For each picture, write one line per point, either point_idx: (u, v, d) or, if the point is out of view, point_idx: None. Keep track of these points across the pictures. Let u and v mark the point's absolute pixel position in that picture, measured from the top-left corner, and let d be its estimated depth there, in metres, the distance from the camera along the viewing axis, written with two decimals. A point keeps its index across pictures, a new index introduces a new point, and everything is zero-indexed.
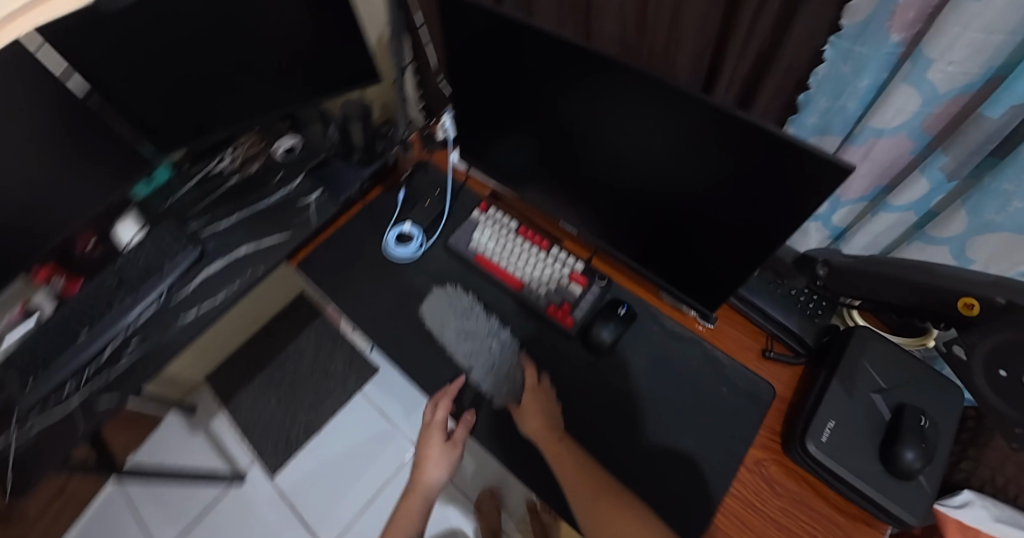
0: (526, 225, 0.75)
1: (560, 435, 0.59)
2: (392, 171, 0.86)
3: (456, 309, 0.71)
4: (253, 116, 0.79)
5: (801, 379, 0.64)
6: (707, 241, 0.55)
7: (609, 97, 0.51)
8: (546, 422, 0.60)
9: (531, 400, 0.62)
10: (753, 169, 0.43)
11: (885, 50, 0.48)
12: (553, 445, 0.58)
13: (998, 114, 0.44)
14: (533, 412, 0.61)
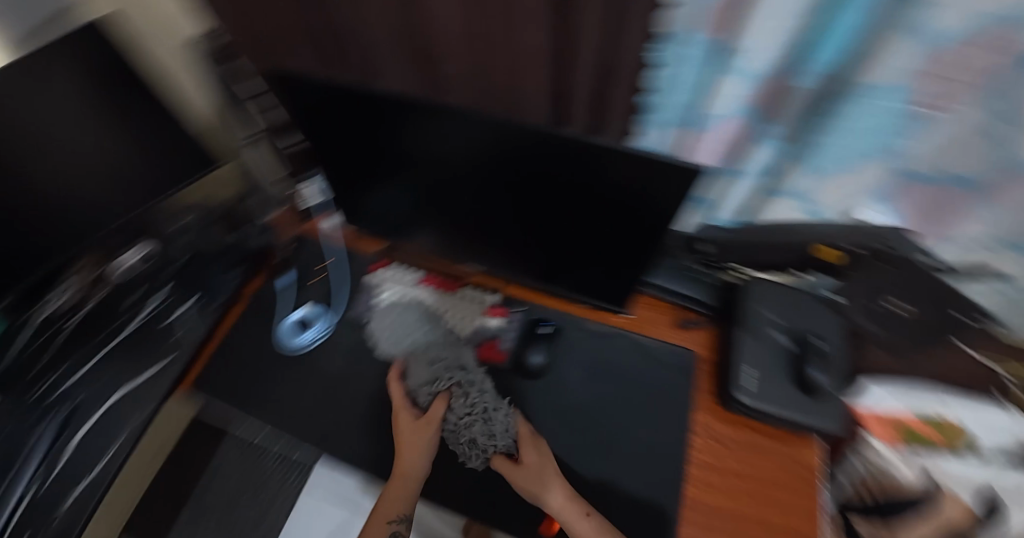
0: (430, 274, 0.76)
1: (572, 501, 0.53)
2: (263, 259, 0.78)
3: (398, 323, 0.70)
4: (93, 236, 0.67)
5: (713, 338, 0.70)
6: (595, 249, 0.59)
7: (469, 141, 0.51)
8: (563, 495, 0.53)
9: (535, 461, 0.56)
10: (632, 182, 0.46)
11: (700, 51, 0.52)
12: (569, 514, 0.52)
13: (807, 82, 0.51)
14: (543, 480, 0.54)
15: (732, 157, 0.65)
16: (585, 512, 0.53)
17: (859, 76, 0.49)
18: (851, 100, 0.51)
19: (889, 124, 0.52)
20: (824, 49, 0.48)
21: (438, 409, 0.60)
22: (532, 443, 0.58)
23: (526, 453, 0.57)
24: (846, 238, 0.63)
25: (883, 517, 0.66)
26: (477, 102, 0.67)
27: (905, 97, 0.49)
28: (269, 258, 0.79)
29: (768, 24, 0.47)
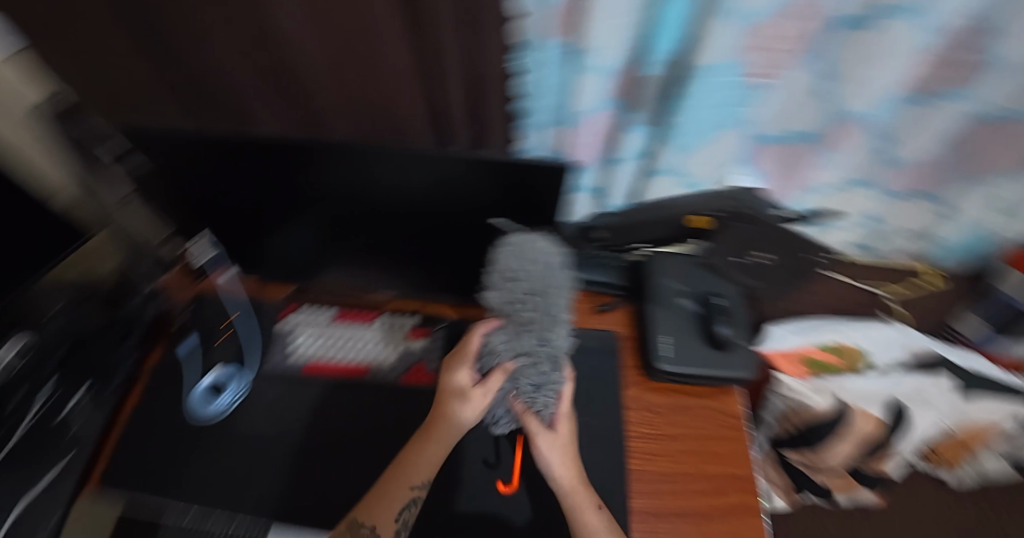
0: (346, 308, 0.75)
1: (585, 495, 0.52)
2: (159, 326, 0.74)
3: (520, 256, 0.48)
4: None
5: (629, 316, 0.75)
6: (494, 253, 0.63)
7: (356, 171, 0.55)
8: (576, 482, 0.53)
9: (568, 451, 0.53)
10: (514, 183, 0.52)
11: (555, 51, 0.56)
12: (580, 502, 0.52)
13: (655, 69, 0.54)
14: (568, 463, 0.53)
15: (608, 145, 0.67)
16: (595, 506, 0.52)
17: (692, 59, 0.52)
18: (693, 85, 0.55)
19: (731, 99, 0.56)
20: (659, 38, 0.52)
21: (489, 385, 0.50)
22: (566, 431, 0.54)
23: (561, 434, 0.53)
24: (711, 205, 0.67)
25: (808, 447, 0.77)
26: (360, 137, 0.69)
27: (736, 71, 0.54)
28: (168, 323, 0.75)
29: (606, 21, 0.50)
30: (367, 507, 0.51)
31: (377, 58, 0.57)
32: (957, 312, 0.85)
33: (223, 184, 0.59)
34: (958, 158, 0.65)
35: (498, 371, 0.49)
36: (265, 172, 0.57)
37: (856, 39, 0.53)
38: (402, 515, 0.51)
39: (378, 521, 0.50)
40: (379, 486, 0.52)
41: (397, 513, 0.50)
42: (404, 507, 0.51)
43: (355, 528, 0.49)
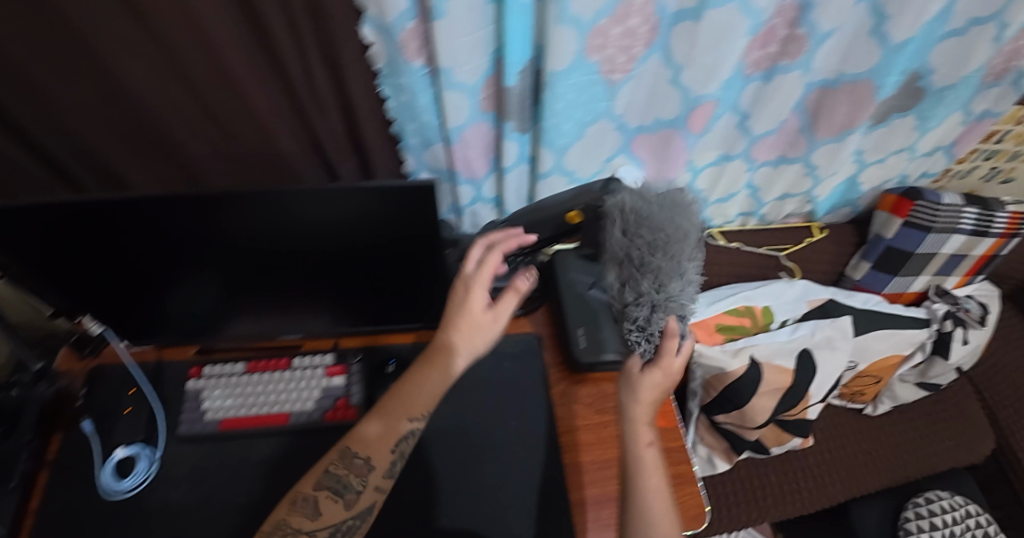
0: (254, 358, 0.72)
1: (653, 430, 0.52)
2: (60, 403, 0.71)
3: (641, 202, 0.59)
4: None
5: (546, 316, 0.80)
6: (397, 279, 0.64)
7: (269, 212, 0.53)
8: (647, 416, 0.52)
9: (658, 391, 0.53)
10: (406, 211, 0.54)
11: (417, 73, 0.55)
12: (639, 434, 0.51)
13: (514, 81, 0.56)
14: (645, 403, 0.52)
15: (492, 156, 0.68)
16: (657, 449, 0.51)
17: (547, 65, 0.55)
18: (551, 89, 0.57)
19: (591, 94, 0.60)
20: (512, 49, 0.53)
21: (506, 304, 0.53)
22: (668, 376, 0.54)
23: (655, 371, 0.53)
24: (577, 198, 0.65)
25: (735, 408, 0.80)
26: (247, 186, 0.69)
27: (590, 70, 0.57)
28: (68, 404, 0.71)
29: (458, 38, 0.51)
30: (358, 437, 0.53)
31: (245, 104, 0.58)
32: (851, 260, 0.95)
33: (113, 248, 0.56)
34: (808, 121, 0.72)
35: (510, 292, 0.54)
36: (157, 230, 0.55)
37: (682, 30, 0.56)
38: (398, 445, 0.53)
39: (372, 452, 0.52)
40: (376, 414, 0.55)
41: (394, 444, 0.53)
42: (400, 440, 0.53)
43: (347, 458, 0.52)
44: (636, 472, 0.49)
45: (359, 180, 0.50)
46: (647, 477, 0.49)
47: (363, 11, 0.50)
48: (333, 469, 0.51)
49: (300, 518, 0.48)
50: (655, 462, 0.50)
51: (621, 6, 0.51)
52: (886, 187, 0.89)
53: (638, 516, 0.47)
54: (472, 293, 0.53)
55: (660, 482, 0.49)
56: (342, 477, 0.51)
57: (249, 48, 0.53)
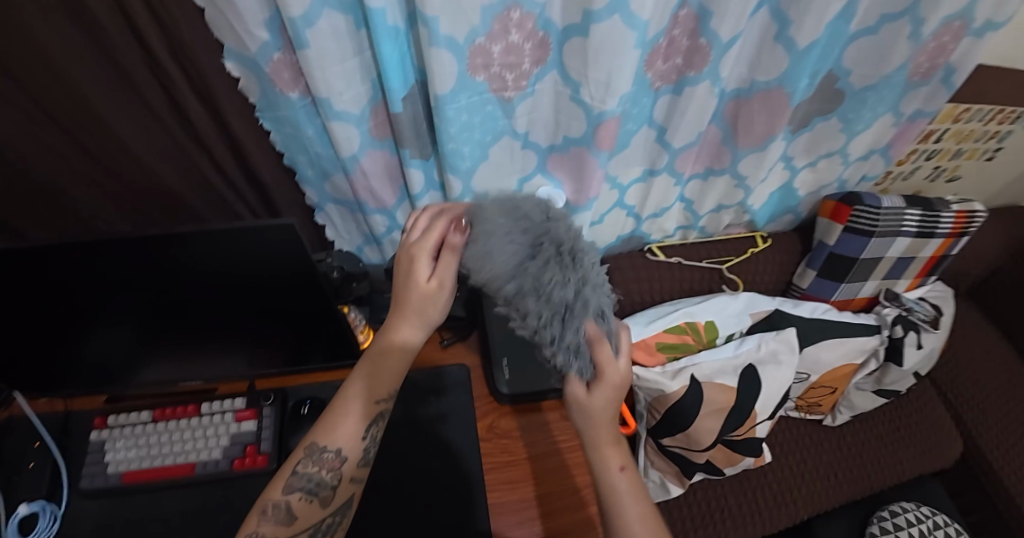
0: (164, 405, 0.67)
1: (615, 446, 0.48)
2: None
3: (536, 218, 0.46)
4: None
5: (475, 343, 0.77)
6: (300, 320, 0.61)
7: (201, 247, 0.49)
8: (608, 437, 0.48)
9: (603, 409, 0.47)
10: (293, 262, 0.51)
11: (297, 105, 0.53)
12: (607, 459, 0.47)
13: (400, 108, 0.54)
14: (602, 418, 0.47)
15: (399, 183, 0.66)
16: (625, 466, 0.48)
17: (431, 88, 0.53)
18: (440, 113, 0.55)
19: (486, 114, 0.60)
20: (389, 74, 0.50)
21: (445, 266, 0.45)
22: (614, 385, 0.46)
23: (601, 385, 0.46)
24: None
25: (680, 430, 0.77)
26: (147, 226, 0.65)
27: (479, 89, 0.56)
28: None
29: (328, 67, 0.49)
30: (325, 431, 0.47)
31: (125, 146, 0.55)
32: (798, 269, 0.93)
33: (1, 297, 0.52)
34: (728, 129, 0.71)
35: (447, 251, 0.45)
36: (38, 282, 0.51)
37: (572, 46, 0.55)
38: (369, 430, 0.49)
39: (341, 442, 0.47)
40: (339, 403, 0.49)
41: (364, 430, 0.48)
42: (371, 423, 0.49)
43: (316, 454, 0.46)
44: (612, 504, 0.46)
45: (239, 221, 0.47)
46: (625, 504, 0.46)
47: (223, 44, 0.47)
48: (301, 470, 0.46)
49: (272, 528, 0.43)
50: (628, 481, 0.47)
51: (496, 23, 0.51)
52: (826, 194, 0.88)
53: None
54: (415, 261, 0.45)
55: (636, 503, 0.46)
56: (313, 474, 0.46)
57: (114, 88, 0.50)
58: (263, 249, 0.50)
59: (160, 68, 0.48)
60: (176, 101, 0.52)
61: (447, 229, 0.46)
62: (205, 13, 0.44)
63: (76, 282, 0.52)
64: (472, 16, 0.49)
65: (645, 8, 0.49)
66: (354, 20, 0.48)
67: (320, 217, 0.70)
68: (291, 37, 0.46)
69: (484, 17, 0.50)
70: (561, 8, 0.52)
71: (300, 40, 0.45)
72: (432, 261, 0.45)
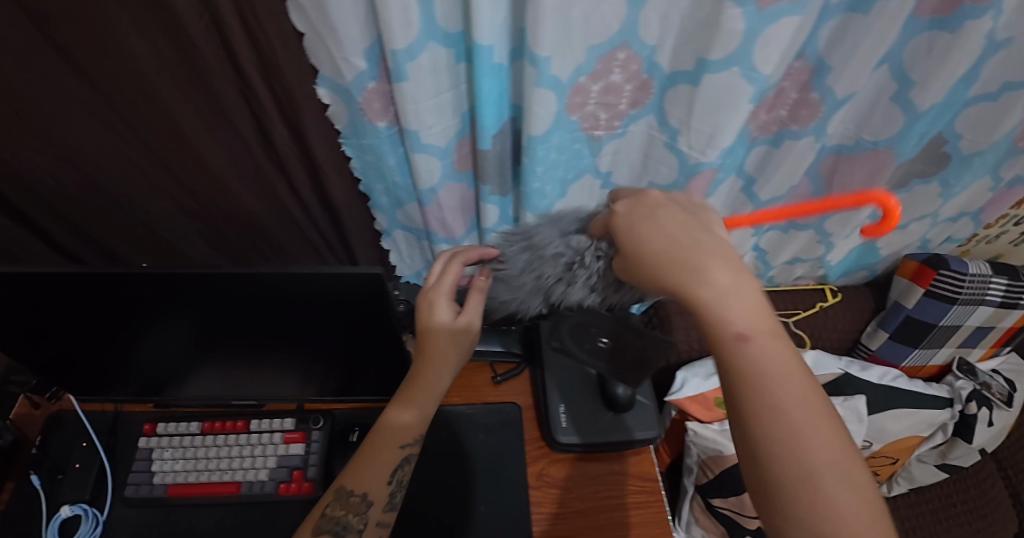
0: (213, 417, 0.65)
1: (744, 300, 0.32)
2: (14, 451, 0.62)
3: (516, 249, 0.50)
4: None
5: (527, 382, 0.74)
6: (363, 351, 0.58)
7: (277, 280, 0.47)
8: (718, 279, 0.33)
9: (683, 234, 0.36)
10: (369, 299, 0.49)
11: (383, 135, 0.51)
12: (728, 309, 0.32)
13: (489, 144, 0.51)
14: (688, 250, 0.35)
15: (472, 215, 0.64)
16: (768, 330, 0.32)
17: (525, 128, 0.50)
18: (529, 153, 0.52)
19: (573, 153, 0.56)
20: (484, 111, 0.48)
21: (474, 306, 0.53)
22: (667, 211, 0.38)
23: (657, 211, 0.38)
24: None
25: (735, 493, 0.73)
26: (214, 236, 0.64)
27: (572, 128, 0.53)
28: (23, 450, 0.63)
29: (422, 101, 0.46)
30: (353, 475, 0.50)
31: (205, 162, 0.54)
32: (868, 328, 0.88)
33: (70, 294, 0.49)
34: (820, 182, 0.67)
35: (475, 291, 0.53)
36: (111, 292, 0.49)
37: (677, 93, 0.51)
38: (395, 476, 0.51)
39: (369, 486, 0.49)
40: (365, 449, 0.51)
41: (390, 474, 0.51)
42: (397, 468, 0.51)
43: (345, 497, 0.48)
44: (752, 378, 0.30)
45: (329, 265, 0.46)
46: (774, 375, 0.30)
47: (318, 70, 0.45)
48: (329, 512, 0.47)
49: None
50: (766, 350, 0.30)
51: (600, 62, 0.48)
52: (907, 253, 0.83)
53: (781, 444, 0.28)
54: (437, 304, 0.52)
55: (787, 377, 0.30)
56: (340, 517, 0.47)
57: (204, 106, 0.49)
58: (338, 286, 0.48)
59: (253, 94, 0.47)
60: (261, 124, 0.51)
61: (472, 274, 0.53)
62: (306, 37, 0.42)
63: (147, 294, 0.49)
64: (580, 55, 0.45)
65: (768, 63, 0.45)
66: (455, 53, 0.45)
67: (385, 241, 0.67)
68: (389, 68, 0.43)
69: (589, 56, 0.46)
70: (672, 52, 0.48)
71: (400, 71, 0.42)
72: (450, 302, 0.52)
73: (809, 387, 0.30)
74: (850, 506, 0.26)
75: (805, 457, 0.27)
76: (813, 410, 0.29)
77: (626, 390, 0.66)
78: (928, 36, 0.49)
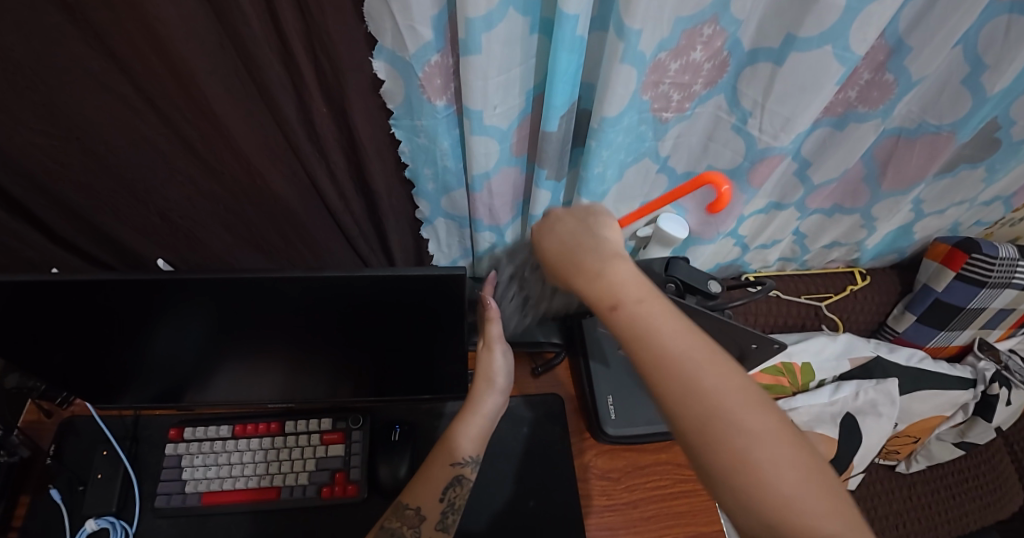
0: (243, 420, 0.62)
1: (623, 282, 0.37)
2: (30, 461, 0.61)
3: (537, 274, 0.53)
4: None
5: (568, 372, 0.72)
6: (406, 353, 0.55)
7: (328, 286, 0.44)
8: (591, 263, 0.39)
9: (572, 240, 0.43)
10: (426, 300, 0.46)
11: (440, 115, 0.47)
12: (604, 294, 0.37)
13: (554, 127, 0.47)
14: (576, 244, 0.42)
15: (521, 200, 0.60)
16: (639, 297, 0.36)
17: (597, 109, 0.46)
18: (598, 136, 0.48)
19: (636, 135, 0.53)
20: (556, 89, 0.43)
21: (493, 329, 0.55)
22: (567, 223, 0.45)
23: (555, 224, 0.45)
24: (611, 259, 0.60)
25: None
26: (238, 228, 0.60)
27: (642, 108, 0.49)
28: (38, 462, 0.61)
29: (491, 77, 0.41)
30: (410, 490, 0.49)
31: (234, 144, 0.48)
32: (894, 311, 0.89)
33: (91, 307, 0.45)
34: (871, 165, 0.66)
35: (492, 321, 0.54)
36: (132, 300, 0.44)
37: (754, 72, 0.48)
38: (447, 493, 0.49)
39: (422, 500, 0.48)
40: (424, 466, 0.51)
41: (442, 492, 0.49)
42: (449, 486, 0.50)
43: (400, 511, 0.48)
44: (642, 337, 0.34)
45: (389, 267, 0.43)
46: (664, 335, 0.34)
47: (376, 41, 0.40)
48: (385, 524, 0.47)
49: None
50: (643, 314, 0.35)
51: (684, 37, 0.44)
52: (938, 237, 0.82)
53: (676, 396, 0.32)
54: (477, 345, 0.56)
55: (673, 328, 0.34)
56: (395, 530, 0.46)
57: (237, 84, 0.43)
58: (391, 289, 0.44)
59: (295, 66, 0.41)
60: (303, 102, 0.45)
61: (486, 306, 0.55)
62: (367, 3, 0.36)
63: (158, 300, 0.45)
64: (666, 28, 0.41)
65: (865, 41, 0.41)
66: (531, 24, 0.40)
67: (425, 231, 0.65)
68: (458, 40, 0.38)
69: (674, 30, 0.42)
70: (757, 28, 0.45)
71: (474, 45, 0.38)
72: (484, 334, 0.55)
73: (697, 338, 0.34)
74: (744, 420, 0.31)
75: (699, 391, 0.32)
76: (703, 356, 0.33)
77: None
78: (1006, 19, 0.47)
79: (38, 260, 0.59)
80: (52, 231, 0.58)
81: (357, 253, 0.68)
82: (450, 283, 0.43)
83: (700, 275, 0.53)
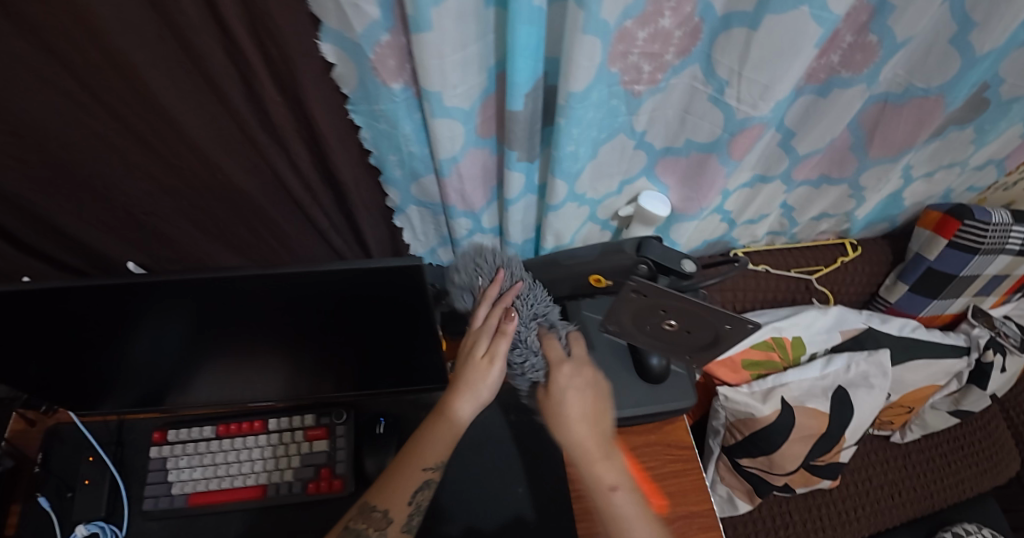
0: (226, 420, 0.61)
1: (612, 471, 0.50)
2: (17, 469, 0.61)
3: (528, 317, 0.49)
4: None
5: None
6: (384, 347, 0.54)
7: (291, 283, 0.42)
8: (594, 445, 0.50)
9: (586, 413, 0.51)
10: (395, 292, 0.44)
11: (398, 98, 0.45)
12: (598, 473, 0.49)
13: (520, 105, 0.45)
14: (585, 413, 0.51)
15: (494, 185, 0.58)
16: (627, 487, 0.50)
17: (563, 84, 0.43)
18: (566, 113, 0.46)
19: (608, 110, 0.51)
20: (518, 66, 0.41)
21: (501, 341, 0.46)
22: (587, 387, 0.52)
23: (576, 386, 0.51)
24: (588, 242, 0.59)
25: (763, 452, 0.76)
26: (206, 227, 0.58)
27: (611, 82, 0.47)
28: (25, 470, 0.61)
29: (447, 55, 0.39)
30: (379, 491, 0.48)
31: (190, 139, 0.46)
32: (885, 281, 0.88)
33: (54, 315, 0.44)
34: (858, 132, 0.63)
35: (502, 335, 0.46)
36: (92, 307, 0.43)
37: (728, 38, 0.45)
38: (415, 496, 0.48)
39: (390, 503, 0.47)
40: (395, 466, 0.50)
41: (411, 495, 0.48)
42: (417, 490, 0.49)
43: (366, 511, 0.47)
44: (616, 522, 0.48)
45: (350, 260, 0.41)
46: (630, 521, 0.48)
47: (320, 21, 0.38)
48: (350, 526, 0.46)
49: None
50: (623, 502, 0.49)
51: (651, 3, 0.41)
52: (929, 204, 0.81)
53: None
54: (477, 343, 0.47)
55: (640, 521, 0.48)
56: (360, 532, 0.46)
57: (183, 76, 0.41)
58: (358, 283, 0.43)
59: (239, 52, 0.39)
60: (255, 90, 0.43)
61: (499, 316, 0.46)
62: None
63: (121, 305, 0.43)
64: None
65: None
66: None
67: (399, 219, 0.64)
68: (407, 16, 0.36)
69: None
70: None
71: (422, 22, 0.35)
72: (489, 344, 0.46)
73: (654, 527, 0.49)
74: None
75: None
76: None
77: (659, 361, 0.62)
78: None
79: (7, 269, 0.58)
80: (15, 238, 0.56)
81: (331, 247, 0.66)
82: (416, 274, 0.41)
83: (673, 254, 0.52)
